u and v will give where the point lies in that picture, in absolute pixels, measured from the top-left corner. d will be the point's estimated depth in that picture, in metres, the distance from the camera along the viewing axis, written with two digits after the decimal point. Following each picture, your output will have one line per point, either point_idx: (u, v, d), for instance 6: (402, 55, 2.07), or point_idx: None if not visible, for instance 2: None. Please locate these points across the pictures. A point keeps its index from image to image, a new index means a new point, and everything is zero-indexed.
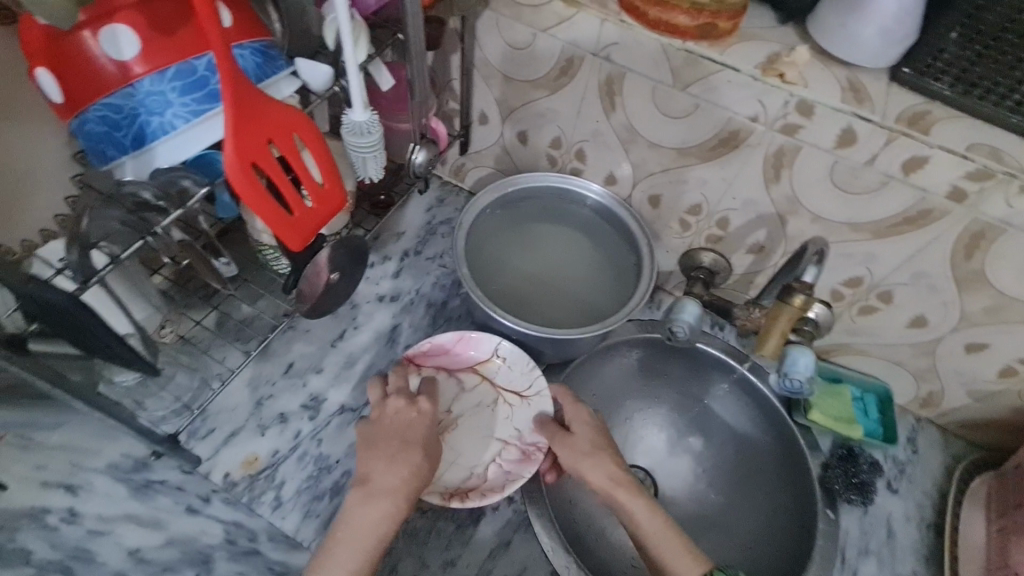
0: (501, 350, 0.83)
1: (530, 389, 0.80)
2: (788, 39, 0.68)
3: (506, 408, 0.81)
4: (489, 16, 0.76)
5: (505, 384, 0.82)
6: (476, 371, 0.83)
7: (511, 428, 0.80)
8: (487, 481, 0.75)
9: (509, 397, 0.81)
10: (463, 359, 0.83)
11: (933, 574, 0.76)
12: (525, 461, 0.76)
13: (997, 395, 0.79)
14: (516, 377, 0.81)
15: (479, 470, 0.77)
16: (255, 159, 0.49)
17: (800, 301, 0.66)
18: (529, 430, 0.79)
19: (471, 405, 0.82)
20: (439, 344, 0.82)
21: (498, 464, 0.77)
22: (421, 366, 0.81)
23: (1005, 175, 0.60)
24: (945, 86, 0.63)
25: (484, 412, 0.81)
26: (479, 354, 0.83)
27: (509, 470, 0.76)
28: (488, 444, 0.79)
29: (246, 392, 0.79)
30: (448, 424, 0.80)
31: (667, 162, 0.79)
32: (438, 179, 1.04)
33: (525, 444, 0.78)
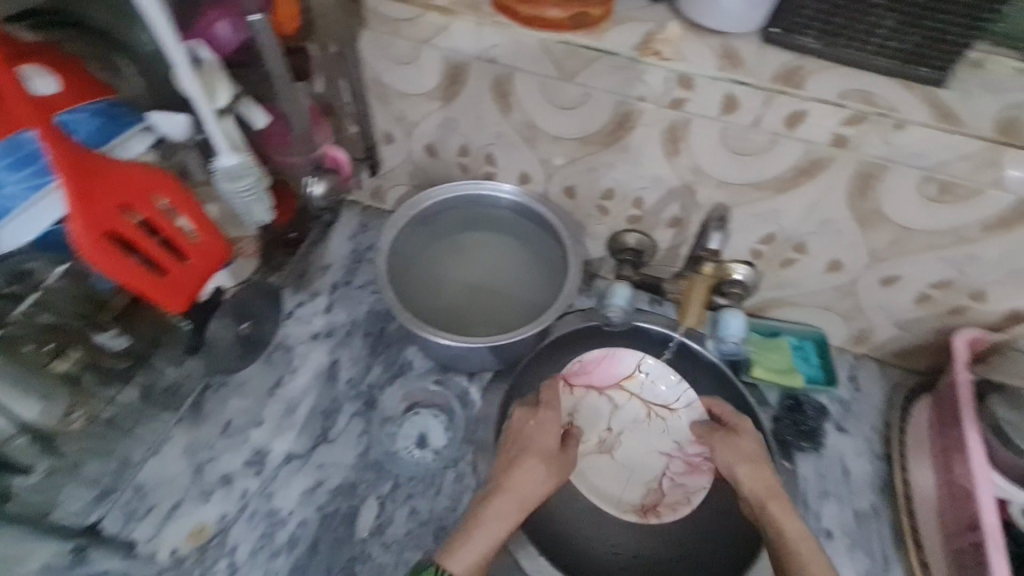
0: (644, 365, 0.85)
1: (679, 401, 0.84)
2: (660, 16, 0.70)
3: (659, 421, 0.84)
4: (368, 36, 0.75)
5: (653, 400, 0.85)
6: (624, 387, 0.85)
7: (670, 441, 0.83)
8: (666, 495, 0.81)
9: (659, 410, 0.84)
10: (610, 376, 0.86)
11: (888, 503, 0.79)
12: (693, 472, 0.81)
13: (918, 321, 0.82)
14: (663, 391, 0.84)
15: (655, 481, 0.82)
16: (115, 225, 0.51)
17: (710, 273, 0.73)
18: (687, 441, 0.82)
19: (629, 421, 0.85)
20: (588, 363, 0.85)
21: (669, 476, 0.82)
22: (572, 386, 0.85)
23: (878, 116, 0.62)
24: (812, 39, 0.65)
25: (633, 427, 0.84)
26: (623, 371, 0.86)
27: (682, 482, 0.81)
28: (652, 456, 0.83)
29: (184, 460, 0.76)
30: (612, 443, 0.84)
31: (573, 153, 0.79)
32: (357, 204, 1.01)
33: (688, 455, 0.82)
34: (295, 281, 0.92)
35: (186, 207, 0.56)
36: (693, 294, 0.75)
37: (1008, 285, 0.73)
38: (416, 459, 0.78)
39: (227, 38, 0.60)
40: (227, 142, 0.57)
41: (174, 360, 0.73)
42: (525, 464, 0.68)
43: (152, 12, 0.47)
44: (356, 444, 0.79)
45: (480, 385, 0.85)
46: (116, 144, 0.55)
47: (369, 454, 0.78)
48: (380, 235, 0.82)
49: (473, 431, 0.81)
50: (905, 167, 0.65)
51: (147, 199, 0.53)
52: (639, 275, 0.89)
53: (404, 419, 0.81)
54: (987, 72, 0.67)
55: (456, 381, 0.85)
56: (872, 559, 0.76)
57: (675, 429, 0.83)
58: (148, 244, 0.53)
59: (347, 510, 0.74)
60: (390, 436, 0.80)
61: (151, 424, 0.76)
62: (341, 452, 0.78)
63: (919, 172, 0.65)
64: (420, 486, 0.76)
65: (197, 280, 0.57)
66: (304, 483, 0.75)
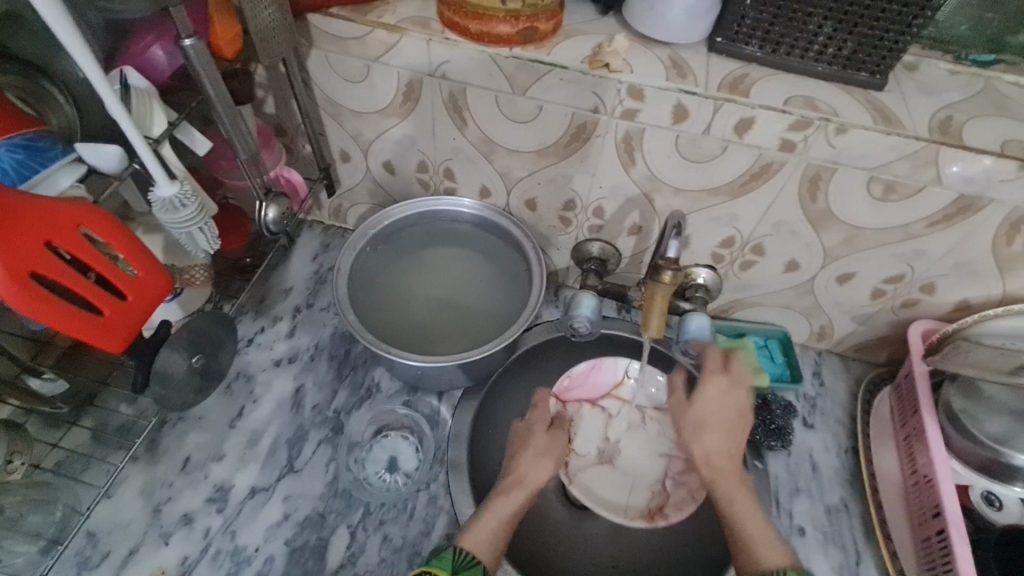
0: (632, 370, 0.84)
1: None
2: (609, 30, 0.71)
3: (654, 423, 0.84)
4: (316, 55, 0.74)
5: (646, 401, 0.84)
6: (615, 395, 0.85)
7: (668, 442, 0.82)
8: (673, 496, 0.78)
9: (653, 412, 0.84)
10: (599, 386, 0.85)
11: (858, 496, 0.80)
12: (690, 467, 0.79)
13: (875, 315, 0.84)
14: (654, 392, 0.84)
15: (657, 484, 0.80)
16: (38, 263, 0.47)
17: (669, 277, 0.68)
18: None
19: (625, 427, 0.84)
20: (577, 377, 0.84)
21: (670, 476, 0.80)
22: (565, 402, 0.83)
23: (821, 120, 0.64)
24: (756, 48, 0.67)
25: (629, 433, 0.84)
26: (613, 379, 0.85)
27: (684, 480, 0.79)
28: (653, 460, 0.82)
29: (140, 502, 0.72)
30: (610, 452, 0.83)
31: (531, 166, 0.79)
32: (318, 224, 1.00)
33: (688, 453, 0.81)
34: (254, 307, 0.89)
35: (119, 241, 0.53)
36: (653, 300, 0.69)
37: (955, 277, 0.75)
38: (387, 484, 0.76)
39: (162, 63, 0.59)
40: (164, 172, 0.56)
41: (125, 398, 0.77)
42: (532, 455, 0.67)
43: (72, 45, 0.45)
44: (323, 473, 0.76)
45: (450, 404, 0.83)
46: (40, 178, 0.53)
47: (337, 482, 0.76)
48: (340, 255, 0.80)
49: (443, 451, 0.79)
50: (850, 168, 0.67)
51: (76, 236, 0.50)
52: (605, 283, 0.88)
53: (373, 443, 0.80)
54: (921, 75, 0.69)
55: (425, 400, 0.83)
56: (846, 554, 0.76)
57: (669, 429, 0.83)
58: (82, 283, 0.49)
59: (317, 542, 0.72)
60: (359, 461, 0.78)
61: (103, 466, 0.73)
62: (308, 482, 0.76)
63: (863, 173, 0.67)
64: (392, 512, 0.74)
65: (138, 318, 0.54)
66: (269, 517, 0.73)
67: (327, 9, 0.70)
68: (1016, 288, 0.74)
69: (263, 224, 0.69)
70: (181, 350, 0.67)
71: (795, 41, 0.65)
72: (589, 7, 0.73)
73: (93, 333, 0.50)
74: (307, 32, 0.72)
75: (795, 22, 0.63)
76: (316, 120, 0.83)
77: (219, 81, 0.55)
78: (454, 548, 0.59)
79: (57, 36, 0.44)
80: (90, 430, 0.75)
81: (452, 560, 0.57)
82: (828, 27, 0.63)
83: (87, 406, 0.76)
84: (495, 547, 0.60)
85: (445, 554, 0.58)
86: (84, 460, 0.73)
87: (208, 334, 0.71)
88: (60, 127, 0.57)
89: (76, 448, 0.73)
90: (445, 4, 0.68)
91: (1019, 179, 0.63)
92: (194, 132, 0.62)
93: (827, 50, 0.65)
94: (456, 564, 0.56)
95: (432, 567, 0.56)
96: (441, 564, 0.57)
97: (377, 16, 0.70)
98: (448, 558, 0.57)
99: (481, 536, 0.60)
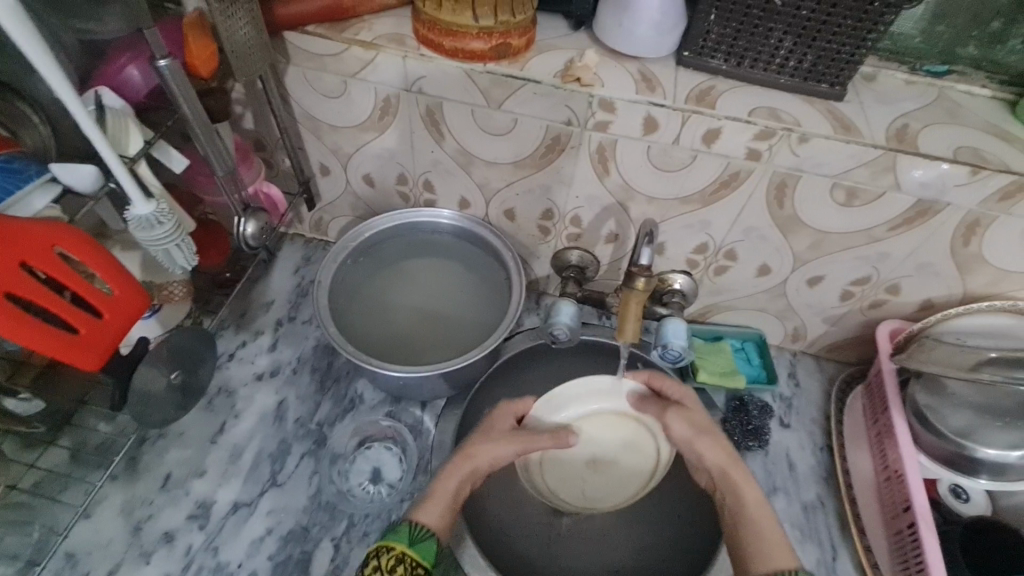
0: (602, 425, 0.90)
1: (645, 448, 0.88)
2: (580, 44, 0.73)
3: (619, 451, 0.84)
4: (294, 71, 0.75)
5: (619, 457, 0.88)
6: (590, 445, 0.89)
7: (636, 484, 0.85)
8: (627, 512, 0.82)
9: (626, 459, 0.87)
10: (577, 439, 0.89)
11: (834, 493, 0.82)
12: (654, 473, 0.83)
13: (845, 316, 0.87)
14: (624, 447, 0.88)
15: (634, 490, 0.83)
16: (12, 286, 0.47)
17: (642, 284, 0.69)
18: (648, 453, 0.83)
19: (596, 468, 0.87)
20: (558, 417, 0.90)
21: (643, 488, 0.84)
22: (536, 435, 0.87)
23: (784, 131, 0.67)
24: (721, 61, 0.69)
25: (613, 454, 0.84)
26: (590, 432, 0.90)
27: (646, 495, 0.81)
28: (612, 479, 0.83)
29: (120, 521, 0.72)
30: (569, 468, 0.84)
31: (508, 177, 0.81)
32: (299, 237, 1.00)
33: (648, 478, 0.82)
34: (235, 321, 0.89)
35: (96, 259, 0.53)
36: (627, 307, 0.71)
37: (918, 278, 0.78)
38: (371, 495, 0.77)
39: (138, 83, 0.59)
40: (140, 191, 0.56)
41: (104, 416, 0.76)
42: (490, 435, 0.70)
43: (47, 68, 0.45)
44: (307, 486, 0.76)
45: (433, 413, 0.84)
46: (14, 201, 0.53)
47: (321, 495, 0.76)
48: (321, 268, 0.81)
49: (427, 460, 0.79)
50: (814, 175, 0.70)
51: (52, 255, 0.50)
52: (584, 291, 0.90)
53: (357, 455, 0.80)
54: (879, 86, 0.72)
55: (408, 410, 0.84)
56: (822, 550, 0.78)
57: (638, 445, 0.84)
58: (57, 303, 0.49)
59: (301, 555, 0.71)
60: (343, 474, 0.78)
61: (82, 486, 0.72)
62: (291, 496, 0.75)
63: (827, 180, 0.70)
64: (376, 523, 0.74)
65: (116, 336, 0.54)
66: (252, 533, 0.72)
67: (303, 27, 0.71)
68: (975, 287, 0.77)
69: (242, 239, 0.69)
70: (161, 366, 0.67)
71: (758, 55, 0.68)
72: (561, 22, 0.75)
73: (69, 351, 0.50)
74: (284, 49, 0.73)
75: (756, 37, 0.66)
76: (295, 134, 0.84)
77: (195, 101, 0.56)
78: (410, 521, 0.60)
79: (32, 61, 0.45)
80: (68, 450, 0.74)
81: (409, 533, 0.59)
82: (788, 41, 0.65)
83: (65, 425, 0.75)
84: (443, 515, 0.62)
85: (400, 528, 0.59)
86: (61, 480, 0.72)
87: (188, 349, 0.71)
88: (34, 147, 0.57)
89: (53, 469, 0.72)
90: (420, 22, 0.69)
91: (971, 184, 0.66)
92: (171, 151, 0.62)
93: (788, 63, 0.68)
94: (411, 537, 0.58)
95: (390, 541, 0.58)
96: (397, 536, 0.59)
97: (353, 33, 0.71)
98: (404, 531, 0.59)
99: (433, 508, 0.62)
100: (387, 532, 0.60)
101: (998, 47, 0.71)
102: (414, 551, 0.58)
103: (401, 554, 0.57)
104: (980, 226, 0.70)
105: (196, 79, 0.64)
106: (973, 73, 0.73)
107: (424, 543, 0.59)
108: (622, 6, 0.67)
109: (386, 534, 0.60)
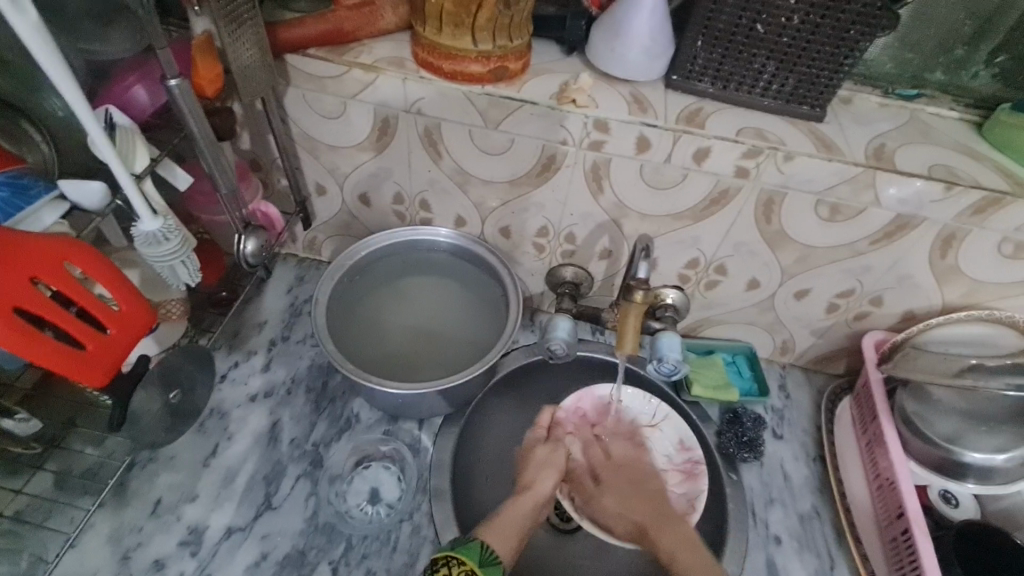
0: (620, 394, 0.87)
1: (659, 416, 0.86)
2: (573, 68, 0.76)
3: (647, 440, 0.85)
4: (293, 92, 0.76)
5: (637, 419, 0.86)
6: (604, 417, 0.86)
7: (661, 455, 0.83)
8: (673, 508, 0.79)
9: (643, 429, 0.86)
10: (586, 414, 0.86)
11: (829, 504, 0.83)
12: (690, 479, 0.81)
13: (831, 328, 0.89)
14: (641, 407, 0.87)
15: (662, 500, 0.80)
16: (21, 302, 0.46)
17: (641, 297, 0.71)
18: (676, 450, 0.83)
19: (615, 446, 0.84)
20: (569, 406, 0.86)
21: (675, 491, 0.80)
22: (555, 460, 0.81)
23: (770, 149, 0.70)
24: (708, 85, 0.73)
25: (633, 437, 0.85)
26: (599, 404, 0.86)
27: (685, 493, 0.80)
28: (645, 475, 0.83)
29: (108, 549, 0.69)
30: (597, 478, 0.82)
31: (503, 196, 0.83)
32: (292, 257, 1.00)
33: (680, 464, 0.82)
34: (228, 342, 0.88)
35: (106, 276, 0.53)
36: (627, 318, 0.73)
37: (899, 290, 0.81)
38: (369, 516, 0.75)
39: (144, 102, 0.61)
40: (147, 207, 0.57)
41: (92, 440, 0.74)
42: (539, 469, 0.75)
43: (62, 81, 0.46)
44: (303, 508, 0.75)
45: (430, 431, 0.83)
46: (23, 216, 0.54)
47: (317, 517, 0.74)
48: (317, 285, 0.81)
49: (426, 479, 0.79)
50: (799, 192, 0.73)
51: (60, 270, 0.50)
52: (579, 307, 0.91)
53: (354, 475, 0.78)
54: (856, 108, 0.76)
55: (405, 428, 0.83)
56: (820, 560, 0.78)
57: (668, 441, 0.84)
58: (62, 317, 0.49)
59: None
60: (340, 494, 0.77)
61: (67, 513, 0.70)
62: (286, 519, 0.74)
63: (811, 197, 0.73)
64: (375, 545, 0.73)
65: (121, 352, 0.53)
66: (246, 558, 0.70)
67: (305, 50, 0.73)
68: (952, 297, 0.81)
69: (242, 257, 0.69)
70: (156, 389, 0.66)
71: (742, 78, 0.71)
72: (555, 47, 0.78)
73: (73, 367, 0.49)
74: (284, 71, 0.74)
75: (741, 61, 0.70)
76: (293, 155, 0.85)
77: (203, 119, 0.56)
78: (479, 542, 0.63)
79: (48, 74, 0.46)
80: (53, 474, 0.72)
81: (480, 552, 0.61)
82: (771, 65, 0.69)
83: (52, 449, 0.73)
84: (510, 543, 0.65)
85: (471, 545, 0.62)
86: (46, 506, 0.69)
87: (185, 369, 0.70)
88: (37, 164, 0.58)
89: (38, 495, 0.70)
90: (420, 46, 0.72)
91: (947, 199, 0.70)
92: (176, 169, 0.63)
93: (771, 87, 0.71)
94: (483, 557, 0.60)
95: (462, 555, 0.60)
96: (468, 552, 0.61)
97: (353, 55, 0.73)
98: (476, 549, 0.61)
99: (499, 534, 0.65)
100: (457, 546, 0.62)
101: (962, 73, 0.76)
102: (486, 572, 0.59)
103: (471, 571, 0.59)
104: (955, 240, 0.74)
105: (202, 99, 0.65)
106: (941, 97, 0.78)
107: (494, 566, 0.60)
108: (614, 33, 0.70)
109: (455, 548, 0.62)
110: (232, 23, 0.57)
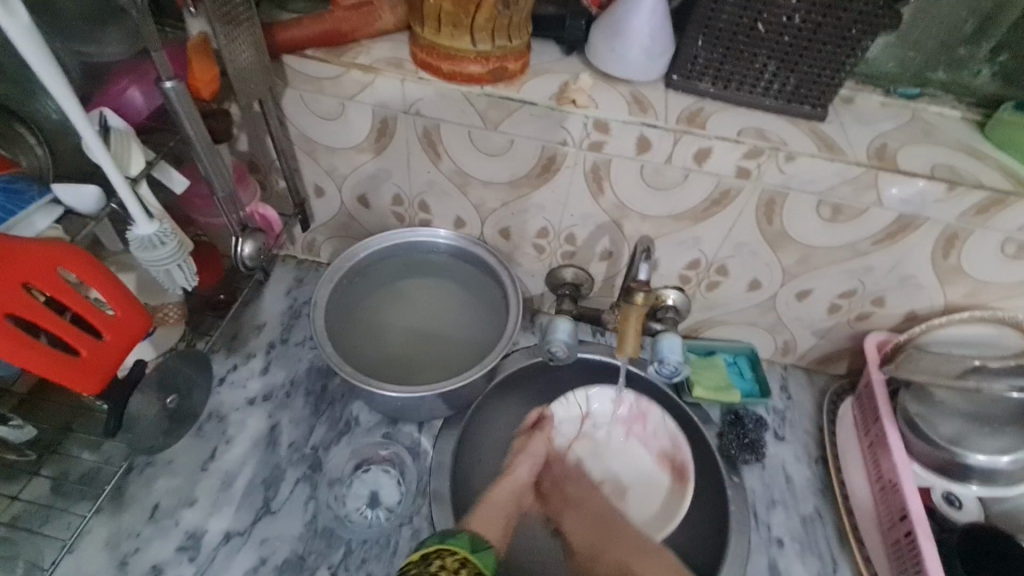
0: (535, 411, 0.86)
1: (586, 402, 0.86)
2: (573, 68, 0.76)
3: (599, 428, 0.87)
4: (291, 94, 0.76)
5: (572, 428, 0.87)
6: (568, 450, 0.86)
7: (609, 419, 0.87)
8: (666, 447, 0.83)
9: (592, 424, 0.87)
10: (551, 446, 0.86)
11: (831, 506, 0.83)
12: (642, 419, 0.85)
13: (832, 329, 0.89)
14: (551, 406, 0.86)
15: (654, 459, 0.84)
16: (15, 309, 0.46)
17: (642, 298, 0.71)
18: (615, 405, 0.86)
19: (595, 458, 0.86)
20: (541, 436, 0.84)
21: (646, 438, 0.85)
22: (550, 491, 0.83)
23: (771, 149, 0.69)
24: (709, 85, 0.72)
25: (595, 443, 0.87)
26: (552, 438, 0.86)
27: (652, 433, 0.85)
28: (628, 446, 0.86)
29: (105, 554, 0.69)
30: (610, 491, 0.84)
31: (503, 197, 0.82)
32: (291, 259, 0.99)
33: (623, 414, 0.86)
34: (227, 344, 0.88)
35: (100, 281, 0.52)
36: (627, 321, 0.73)
37: (901, 290, 0.81)
38: (369, 520, 0.75)
39: (139, 104, 0.60)
40: (143, 211, 0.56)
41: (89, 445, 0.74)
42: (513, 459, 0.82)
43: (54, 85, 0.45)
44: (302, 513, 0.74)
45: (430, 434, 0.82)
46: (17, 221, 0.53)
47: (316, 521, 0.74)
48: (316, 287, 0.80)
49: (425, 482, 0.78)
50: (800, 192, 0.72)
51: (54, 275, 0.50)
52: (579, 309, 0.91)
53: (354, 479, 0.78)
54: (858, 107, 0.76)
55: (405, 431, 0.83)
56: (823, 563, 0.78)
57: (604, 407, 0.87)
58: (55, 323, 0.49)
59: None
60: (340, 498, 0.76)
61: (64, 518, 0.69)
62: (285, 524, 0.73)
63: (813, 197, 0.72)
64: (374, 549, 0.72)
65: (115, 358, 0.53)
66: (245, 563, 0.70)
67: (303, 51, 0.72)
68: (955, 298, 0.80)
69: (239, 259, 0.69)
70: (153, 392, 0.65)
71: (744, 78, 0.71)
72: (555, 47, 0.78)
73: (69, 374, 0.49)
74: (282, 72, 0.74)
75: (742, 61, 0.69)
76: (291, 156, 0.84)
77: (198, 121, 0.56)
78: (469, 532, 0.66)
79: (40, 78, 0.45)
80: (50, 479, 0.71)
81: (470, 540, 0.64)
82: (772, 65, 0.68)
83: (49, 453, 0.73)
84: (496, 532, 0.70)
85: (462, 535, 0.65)
86: (43, 512, 0.69)
87: (182, 373, 0.70)
88: (31, 168, 0.58)
89: (35, 500, 0.69)
90: (418, 46, 0.71)
91: (950, 199, 0.69)
92: (172, 172, 0.63)
93: (772, 86, 0.71)
94: (474, 545, 0.63)
95: (453, 544, 0.63)
96: (460, 541, 0.64)
97: (351, 57, 0.73)
98: (466, 538, 0.64)
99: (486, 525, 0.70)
100: (446, 537, 0.64)
101: (964, 72, 0.75)
102: (478, 557, 0.62)
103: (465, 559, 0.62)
104: (958, 240, 0.73)
105: (199, 101, 0.65)
106: (943, 96, 0.77)
107: (485, 551, 0.64)
108: (614, 33, 0.70)
109: (445, 539, 0.64)
110: (228, 24, 0.57)
